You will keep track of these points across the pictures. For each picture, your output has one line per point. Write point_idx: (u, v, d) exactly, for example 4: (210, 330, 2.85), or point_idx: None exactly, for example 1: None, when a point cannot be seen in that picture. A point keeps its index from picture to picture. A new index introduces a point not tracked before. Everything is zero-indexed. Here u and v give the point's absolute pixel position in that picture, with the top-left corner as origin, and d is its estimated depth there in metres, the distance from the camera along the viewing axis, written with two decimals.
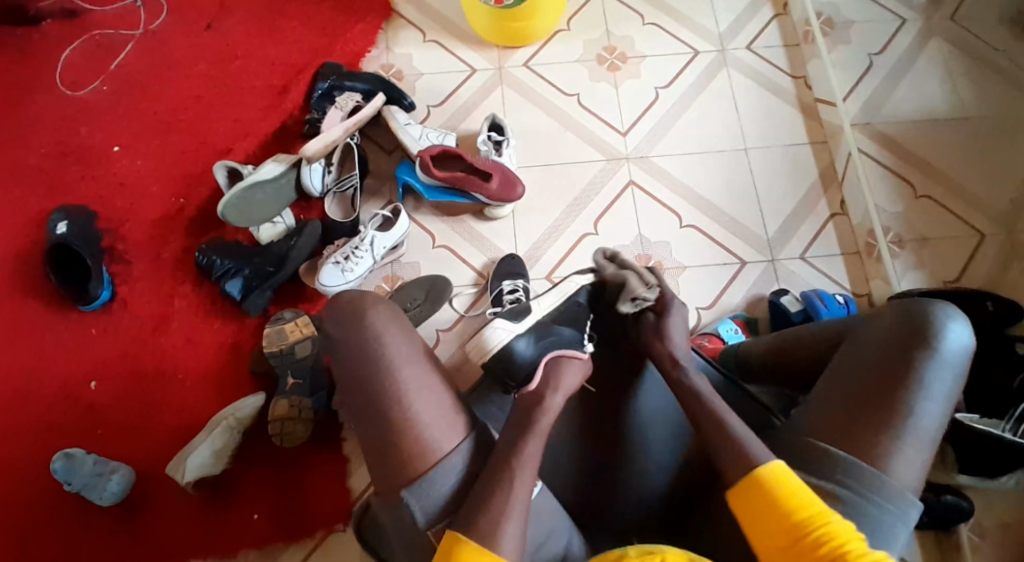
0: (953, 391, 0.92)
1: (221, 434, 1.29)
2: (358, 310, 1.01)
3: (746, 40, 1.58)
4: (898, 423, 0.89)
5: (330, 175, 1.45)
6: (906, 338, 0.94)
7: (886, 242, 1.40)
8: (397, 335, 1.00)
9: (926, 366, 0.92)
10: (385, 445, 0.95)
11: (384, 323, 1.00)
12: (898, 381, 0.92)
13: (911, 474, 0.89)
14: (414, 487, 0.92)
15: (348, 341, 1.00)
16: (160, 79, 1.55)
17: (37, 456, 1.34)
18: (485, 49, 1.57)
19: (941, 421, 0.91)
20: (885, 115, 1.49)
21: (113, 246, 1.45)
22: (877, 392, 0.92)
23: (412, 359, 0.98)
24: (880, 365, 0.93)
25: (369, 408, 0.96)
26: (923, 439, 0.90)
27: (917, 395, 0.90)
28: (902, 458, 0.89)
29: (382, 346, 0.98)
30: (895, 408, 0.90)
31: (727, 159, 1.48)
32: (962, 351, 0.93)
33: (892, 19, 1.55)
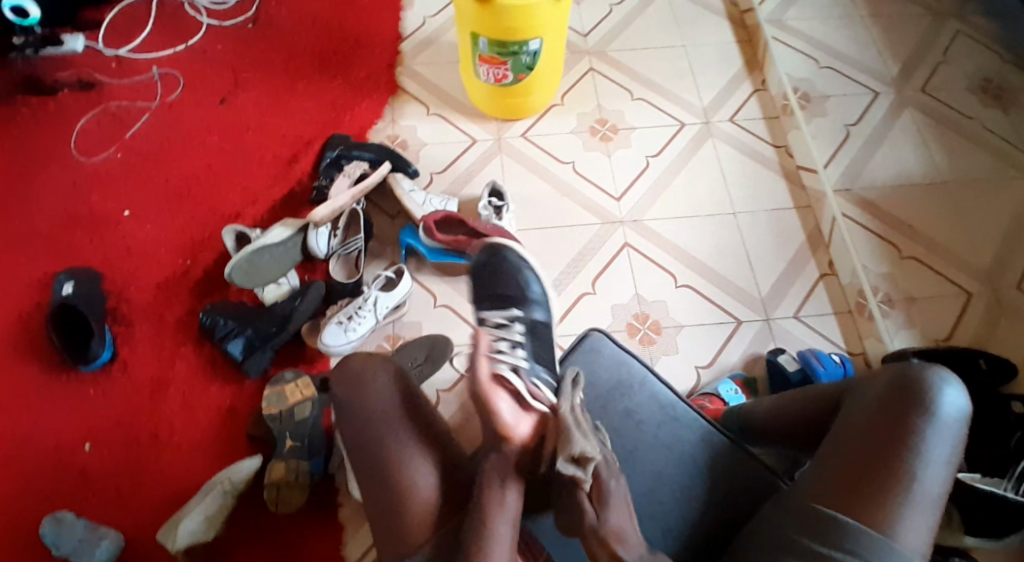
0: (951, 455, 0.95)
1: (214, 499, 1.27)
2: (360, 378, 1.06)
3: (730, 114, 1.67)
4: (903, 492, 0.92)
5: (336, 238, 1.49)
6: (902, 403, 0.97)
7: (876, 302, 1.44)
8: (396, 399, 1.05)
9: (924, 431, 0.95)
10: (390, 508, 0.97)
11: (385, 390, 1.05)
12: (898, 445, 0.94)
13: (916, 542, 0.91)
14: (418, 552, 0.94)
15: (352, 409, 1.04)
16: (173, 148, 1.61)
17: (23, 520, 1.30)
18: (485, 122, 1.65)
19: (942, 487, 0.93)
20: (864, 181, 1.57)
21: (117, 308, 1.47)
22: (877, 456, 0.94)
23: (410, 424, 1.02)
24: (879, 430, 0.96)
25: (374, 473, 0.99)
26: (927, 506, 0.92)
27: (919, 463, 0.93)
28: (908, 525, 0.91)
29: (382, 411, 1.03)
30: (897, 472, 0.93)
31: (718, 223, 1.54)
32: (958, 416, 0.96)
33: (865, 93, 1.66)
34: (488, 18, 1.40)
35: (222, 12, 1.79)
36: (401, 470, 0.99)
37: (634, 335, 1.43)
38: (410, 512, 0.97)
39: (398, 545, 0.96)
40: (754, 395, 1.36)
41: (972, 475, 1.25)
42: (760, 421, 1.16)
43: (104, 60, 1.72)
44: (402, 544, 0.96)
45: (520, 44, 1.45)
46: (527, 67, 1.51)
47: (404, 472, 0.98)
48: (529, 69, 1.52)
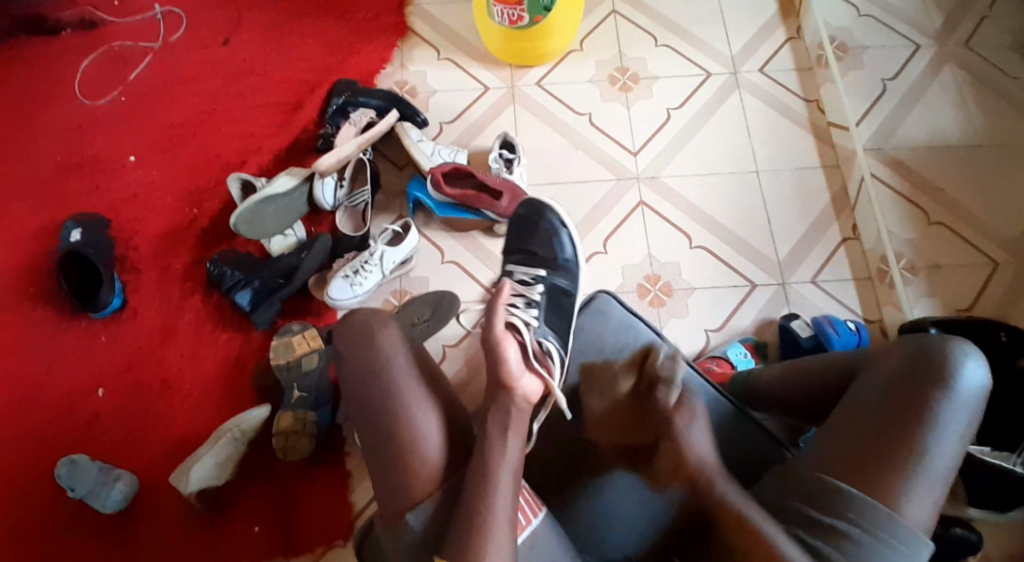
0: (966, 430, 0.89)
1: (225, 446, 1.28)
2: (369, 333, 1.00)
3: (759, 64, 1.58)
4: (910, 464, 0.86)
5: (342, 190, 1.47)
6: (918, 375, 0.90)
7: (899, 269, 1.39)
8: (404, 355, 1.00)
9: (938, 405, 0.88)
10: (390, 464, 0.94)
11: (393, 345, 1.00)
12: (909, 418, 0.88)
13: (922, 515, 0.86)
14: (417, 507, 0.92)
15: (357, 359, 0.99)
16: (177, 92, 1.57)
17: (41, 463, 1.34)
18: (498, 68, 1.58)
19: (954, 461, 0.88)
20: (897, 141, 1.48)
21: (125, 256, 1.46)
22: (887, 429, 0.89)
23: (419, 381, 0.98)
24: (891, 402, 0.90)
25: (376, 429, 0.95)
26: (936, 479, 0.87)
27: (930, 435, 0.87)
28: (915, 497, 0.86)
29: (390, 366, 0.98)
30: (905, 446, 0.87)
31: (737, 181, 1.48)
32: (978, 390, 0.89)
33: (904, 45, 1.56)
34: None
35: None
36: (408, 427, 0.94)
37: (644, 297, 1.40)
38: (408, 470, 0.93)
39: (397, 500, 0.93)
40: (763, 360, 1.33)
41: (981, 449, 1.23)
42: (765, 387, 1.11)
43: None
44: (402, 501, 0.93)
45: None
46: (544, 9, 1.44)
47: (409, 429, 0.94)
48: (546, 10, 1.44)
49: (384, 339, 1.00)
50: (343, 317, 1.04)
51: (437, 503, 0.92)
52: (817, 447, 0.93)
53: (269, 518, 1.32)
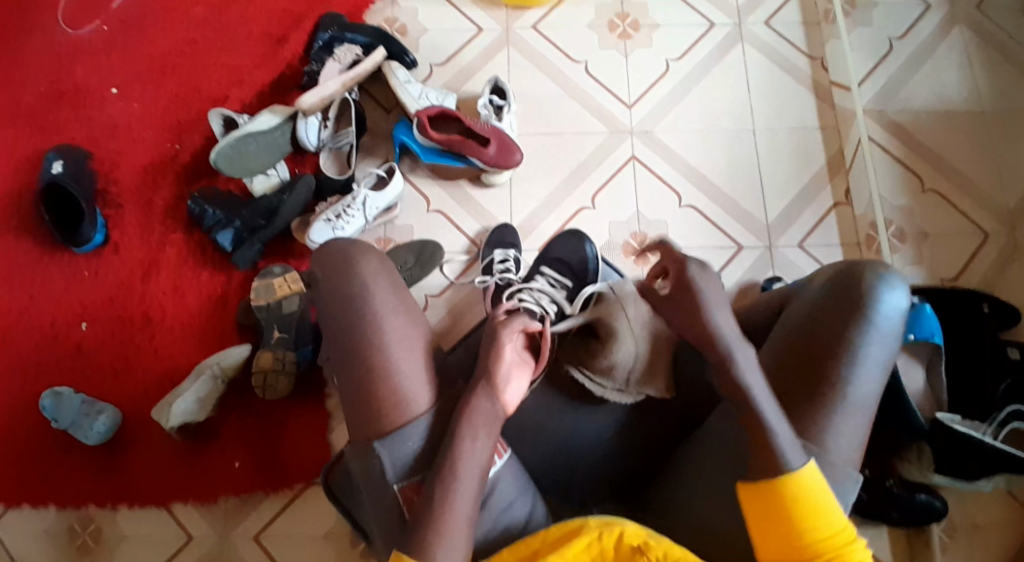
0: (887, 355, 0.88)
1: (204, 383, 1.30)
2: (348, 264, 0.96)
3: (765, 15, 1.51)
4: (832, 390, 0.86)
5: (326, 130, 1.43)
6: (840, 305, 0.90)
7: (887, 236, 1.38)
8: (385, 288, 0.96)
9: (861, 335, 0.88)
10: (359, 395, 0.91)
11: (372, 275, 0.96)
12: (833, 349, 0.88)
13: (848, 442, 0.86)
14: (387, 438, 0.88)
15: (334, 291, 0.95)
16: (159, 20, 1.52)
17: (25, 394, 1.35)
18: (493, 8, 1.51)
19: (878, 386, 0.87)
20: (899, 103, 1.44)
21: (107, 190, 1.44)
22: (813, 364, 0.88)
23: (396, 312, 0.94)
24: (816, 337, 0.90)
25: (347, 361, 0.92)
26: (859, 404, 0.86)
27: (850, 361, 0.87)
28: (839, 425, 0.85)
29: (368, 297, 0.94)
30: (830, 378, 0.87)
31: (732, 140, 1.44)
32: (896, 314, 0.89)
33: (915, 3, 1.50)
34: None
35: None
36: (381, 358, 0.91)
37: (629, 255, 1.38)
38: (379, 401, 0.89)
39: (368, 430, 0.90)
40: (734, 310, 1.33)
41: (953, 417, 1.23)
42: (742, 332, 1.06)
43: None
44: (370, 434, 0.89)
45: None
46: None
47: (382, 359, 0.91)
48: None
49: (363, 270, 0.96)
50: (320, 250, 1.01)
51: (415, 440, 0.88)
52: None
53: (249, 454, 1.34)
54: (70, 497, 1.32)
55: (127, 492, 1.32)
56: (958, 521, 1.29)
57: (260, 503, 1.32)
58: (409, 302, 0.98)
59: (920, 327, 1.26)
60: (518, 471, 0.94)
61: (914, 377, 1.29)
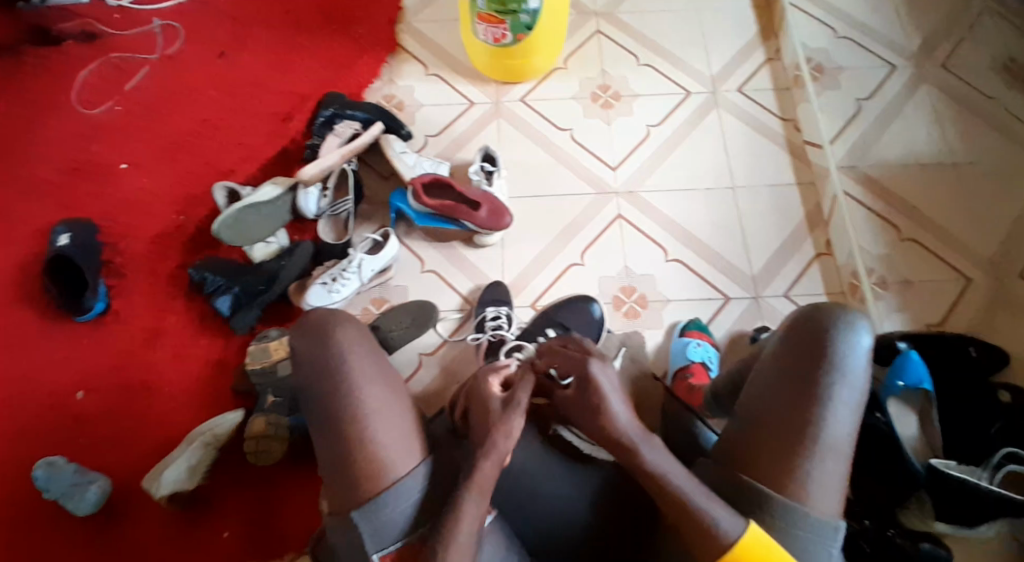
0: (858, 400, 0.87)
1: (197, 449, 1.28)
2: (326, 328, 0.93)
3: (739, 83, 1.61)
4: (808, 443, 0.85)
5: (325, 199, 1.49)
6: (805, 349, 0.89)
7: (870, 283, 1.40)
8: (363, 352, 0.92)
9: (828, 380, 0.87)
10: (340, 462, 0.87)
11: (350, 343, 0.92)
12: (801, 397, 0.87)
13: (830, 495, 0.84)
14: (365, 508, 0.84)
15: (310, 358, 0.92)
16: (171, 101, 1.62)
17: (16, 462, 1.34)
18: (483, 84, 1.62)
19: (852, 433, 0.86)
20: (871, 158, 1.50)
21: (112, 259, 1.49)
22: (784, 413, 0.87)
23: (376, 380, 0.91)
24: (783, 385, 0.88)
25: (325, 429, 0.89)
26: (836, 454, 0.85)
27: (822, 411, 0.86)
28: (818, 478, 0.84)
29: (347, 369, 0.90)
30: (802, 426, 0.85)
31: (713, 198, 1.50)
32: (863, 358, 0.88)
33: (882, 65, 1.59)
34: None
35: None
36: (362, 429, 0.87)
37: (620, 308, 1.41)
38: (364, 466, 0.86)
39: (349, 502, 0.86)
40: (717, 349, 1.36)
41: (946, 462, 1.18)
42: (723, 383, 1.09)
43: (107, 10, 1.72)
44: (352, 499, 0.86)
45: (518, 2, 1.41)
46: (526, 28, 1.47)
47: (364, 429, 0.87)
48: (528, 29, 1.47)
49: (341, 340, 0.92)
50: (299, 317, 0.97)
51: (398, 506, 0.85)
52: (720, 443, 0.91)
53: (239, 523, 1.31)
54: None
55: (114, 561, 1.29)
56: None
57: None
58: (389, 370, 0.94)
59: (907, 375, 1.25)
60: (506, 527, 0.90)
61: (906, 424, 1.25)
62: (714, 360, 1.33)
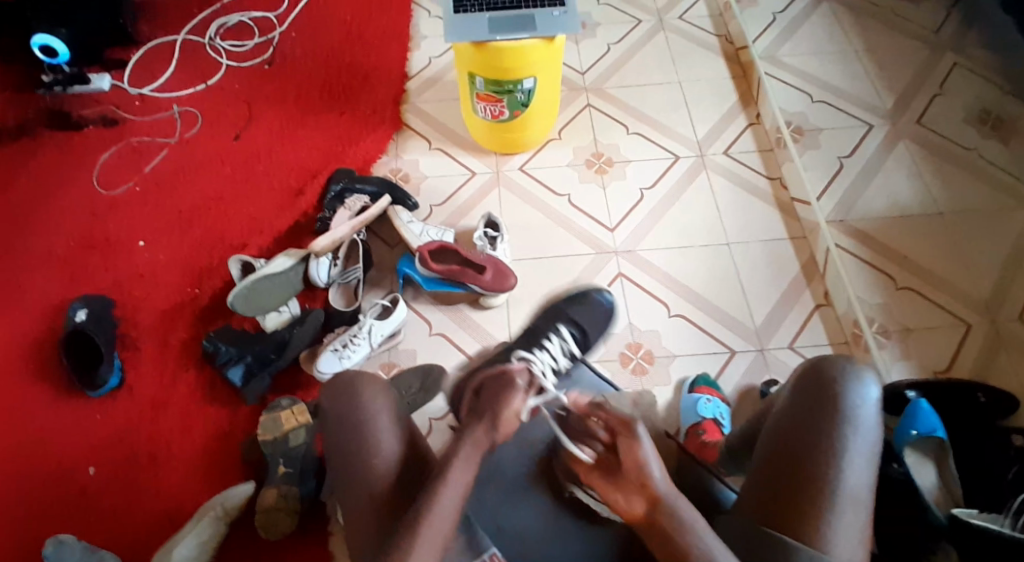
0: (873, 449, 0.92)
1: (208, 524, 1.28)
2: (355, 389, 0.98)
3: (725, 146, 1.69)
4: (826, 490, 0.89)
5: (336, 268, 1.53)
6: (816, 403, 0.95)
7: (872, 332, 1.44)
8: (387, 414, 0.97)
9: (842, 432, 0.92)
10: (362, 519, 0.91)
11: (377, 406, 0.97)
12: (818, 450, 0.91)
13: (852, 542, 0.87)
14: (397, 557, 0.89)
15: (342, 420, 0.97)
16: (187, 181, 1.69)
17: (25, 538, 1.33)
18: (484, 155, 1.70)
19: (869, 482, 0.90)
20: (858, 213, 1.57)
21: (128, 333, 1.52)
22: (803, 465, 0.91)
23: (398, 440, 0.95)
24: (800, 439, 0.93)
25: (348, 483, 0.94)
26: (856, 502, 0.89)
27: (840, 459, 0.90)
28: (839, 526, 0.88)
29: (372, 429, 0.95)
30: (821, 476, 0.90)
31: (710, 252, 1.55)
32: (874, 408, 0.94)
33: (859, 125, 1.69)
34: (484, 58, 1.46)
35: (240, 54, 1.88)
36: (382, 483, 0.92)
37: (627, 364, 1.45)
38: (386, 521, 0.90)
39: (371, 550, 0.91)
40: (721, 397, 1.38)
41: (967, 511, 1.19)
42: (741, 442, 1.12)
43: (128, 98, 1.82)
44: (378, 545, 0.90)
45: (514, 83, 1.51)
46: (522, 105, 1.57)
47: (383, 484, 0.92)
48: (524, 106, 1.57)
49: (368, 401, 0.97)
50: (330, 379, 1.03)
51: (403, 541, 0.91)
52: (743, 496, 0.95)
53: None
54: None
55: None
56: None
57: None
58: (412, 432, 0.98)
59: (920, 422, 1.28)
60: None
61: (924, 473, 1.26)
62: (724, 415, 1.35)
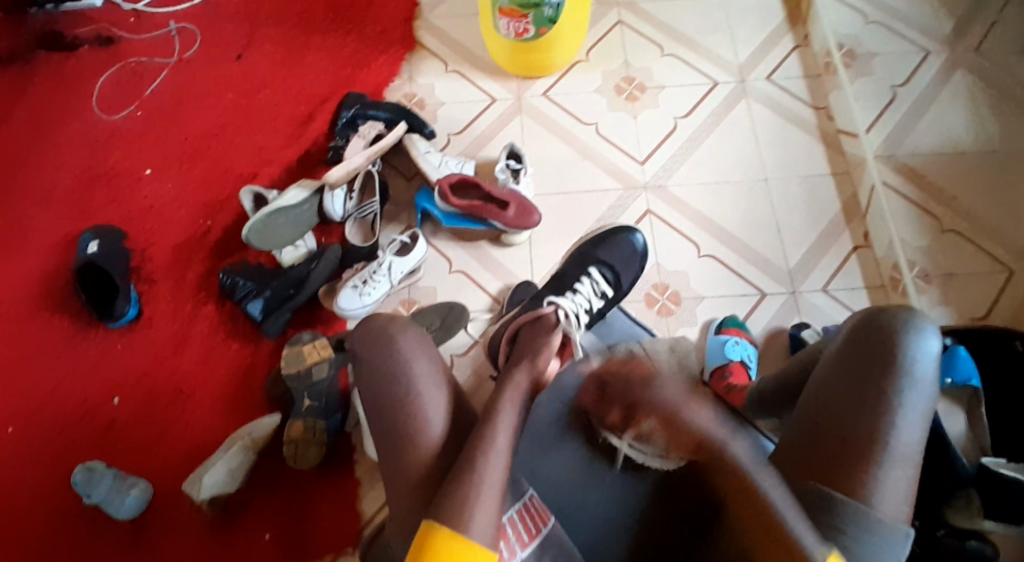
0: (927, 405, 0.88)
1: (237, 452, 1.29)
2: (389, 337, 0.97)
3: (767, 71, 1.57)
4: (875, 445, 0.85)
5: (352, 201, 1.48)
6: (870, 356, 0.91)
7: (912, 277, 1.37)
8: (424, 361, 0.95)
9: (896, 388, 0.88)
10: (398, 470, 0.90)
11: (412, 356, 0.95)
12: (868, 405, 0.88)
13: (899, 500, 0.84)
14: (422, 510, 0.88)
15: (376, 369, 0.95)
16: (192, 106, 1.61)
17: (54, 470, 1.35)
18: (504, 79, 1.60)
19: (921, 438, 0.86)
20: (907, 148, 1.47)
21: (141, 267, 1.49)
22: (852, 420, 0.88)
23: (436, 387, 0.94)
24: (850, 393, 0.90)
25: (386, 428, 0.92)
26: (905, 459, 0.85)
27: (891, 413, 0.87)
28: (887, 482, 0.84)
29: (408, 377, 0.93)
30: (870, 433, 0.86)
31: (744, 189, 1.47)
32: (932, 361, 0.89)
33: (915, 51, 1.55)
34: None
35: None
36: (418, 429, 0.91)
37: (652, 306, 1.40)
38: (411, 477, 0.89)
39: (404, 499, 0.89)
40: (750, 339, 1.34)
41: (997, 461, 1.16)
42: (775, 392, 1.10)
43: (122, 15, 1.71)
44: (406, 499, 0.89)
45: None
46: (549, 21, 1.44)
47: (419, 431, 0.91)
48: (550, 23, 1.45)
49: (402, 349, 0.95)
50: (361, 322, 1.01)
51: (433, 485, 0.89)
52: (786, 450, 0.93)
53: (280, 525, 1.31)
54: None
55: None
56: None
57: None
58: (449, 377, 0.96)
59: (956, 370, 1.24)
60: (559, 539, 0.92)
61: (954, 422, 1.24)
62: (752, 358, 1.31)
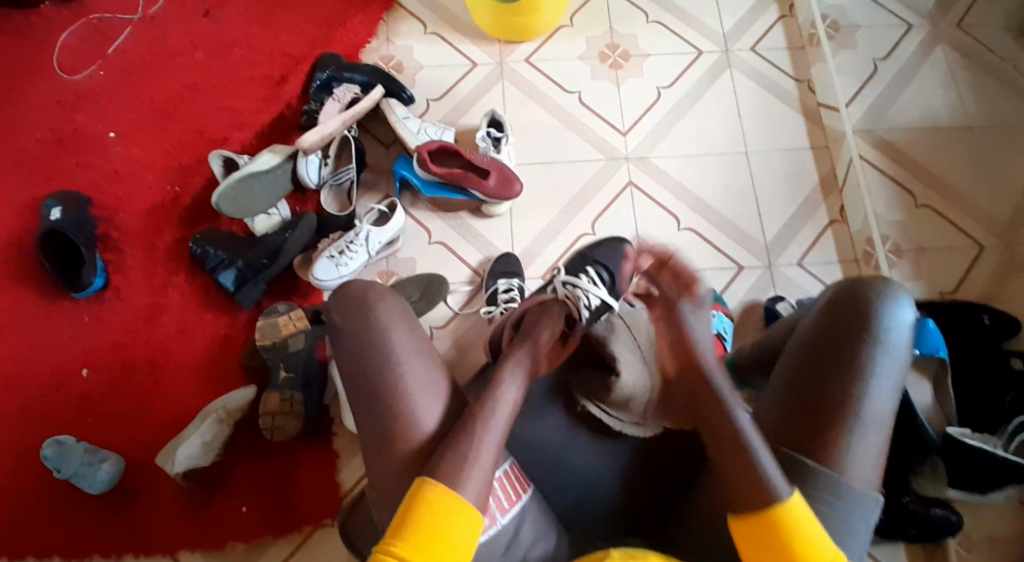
0: (898, 372, 0.88)
1: (211, 426, 1.26)
2: (366, 304, 0.94)
3: (752, 42, 1.56)
4: (847, 413, 0.86)
5: (327, 167, 1.44)
6: (846, 324, 0.91)
7: (884, 251, 1.39)
8: (403, 329, 0.93)
9: (871, 356, 0.88)
10: (382, 447, 0.88)
11: (392, 323, 0.93)
12: (843, 372, 0.88)
13: (869, 467, 0.85)
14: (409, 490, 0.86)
15: (354, 337, 0.93)
16: (157, 66, 1.54)
17: (23, 444, 1.32)
18: (486, 44, 1.55)
19: (892, 405, 0.87)
20: (887, 122, 1.48)
21: (108, 234, 1.44)
22: (826, 387, 0.88)
23: (416, 354, 0.92)
24: (825, 361, 0.90)
25: (365, 397, 0.90)
26: (876, 426, 0.86)
27: (864, 380, 0.87)
28: (857, 448, 0.85)
29: (387, 344, 0.91)
30: (844, 400, 0.86)
31: (726, 161, 1.47)
32: (904, 330, 0.90)
33: (898, 24, 1.55)
34: None
35: None
36: (399, 397, 0.89)
37: None
38: (398, 460, 0.87)
39: (387, 479, 0.88)
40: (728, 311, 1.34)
41: (963, 431, 1.17)
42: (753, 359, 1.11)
43: None
44: (395, 478, 0.87)
45: None
46: None
47: (399, 399, 0.89)
48: None
49: (382, 315, 0.93)
50: (338, 289, 0.99)
51: (418, 465, 0.87)
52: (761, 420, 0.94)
53: (257, 497, 1.30)
54: (74, 549, 1.27)
55: (128, 539, 1.28)
56: (973, 533, 1.24)
57: (268, 547, 1.28)
58: (430, 348, 0.95)
59: (924, 342, 1.22)
60: (543, 510, 0.94)
61: (920, 392, 1.25)
62: (728, 331, 1.32)
